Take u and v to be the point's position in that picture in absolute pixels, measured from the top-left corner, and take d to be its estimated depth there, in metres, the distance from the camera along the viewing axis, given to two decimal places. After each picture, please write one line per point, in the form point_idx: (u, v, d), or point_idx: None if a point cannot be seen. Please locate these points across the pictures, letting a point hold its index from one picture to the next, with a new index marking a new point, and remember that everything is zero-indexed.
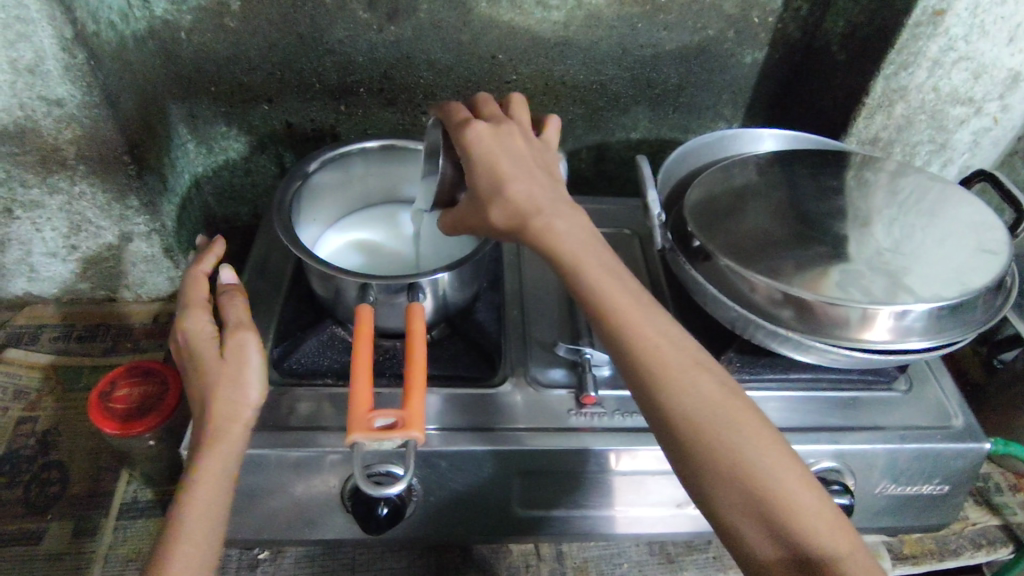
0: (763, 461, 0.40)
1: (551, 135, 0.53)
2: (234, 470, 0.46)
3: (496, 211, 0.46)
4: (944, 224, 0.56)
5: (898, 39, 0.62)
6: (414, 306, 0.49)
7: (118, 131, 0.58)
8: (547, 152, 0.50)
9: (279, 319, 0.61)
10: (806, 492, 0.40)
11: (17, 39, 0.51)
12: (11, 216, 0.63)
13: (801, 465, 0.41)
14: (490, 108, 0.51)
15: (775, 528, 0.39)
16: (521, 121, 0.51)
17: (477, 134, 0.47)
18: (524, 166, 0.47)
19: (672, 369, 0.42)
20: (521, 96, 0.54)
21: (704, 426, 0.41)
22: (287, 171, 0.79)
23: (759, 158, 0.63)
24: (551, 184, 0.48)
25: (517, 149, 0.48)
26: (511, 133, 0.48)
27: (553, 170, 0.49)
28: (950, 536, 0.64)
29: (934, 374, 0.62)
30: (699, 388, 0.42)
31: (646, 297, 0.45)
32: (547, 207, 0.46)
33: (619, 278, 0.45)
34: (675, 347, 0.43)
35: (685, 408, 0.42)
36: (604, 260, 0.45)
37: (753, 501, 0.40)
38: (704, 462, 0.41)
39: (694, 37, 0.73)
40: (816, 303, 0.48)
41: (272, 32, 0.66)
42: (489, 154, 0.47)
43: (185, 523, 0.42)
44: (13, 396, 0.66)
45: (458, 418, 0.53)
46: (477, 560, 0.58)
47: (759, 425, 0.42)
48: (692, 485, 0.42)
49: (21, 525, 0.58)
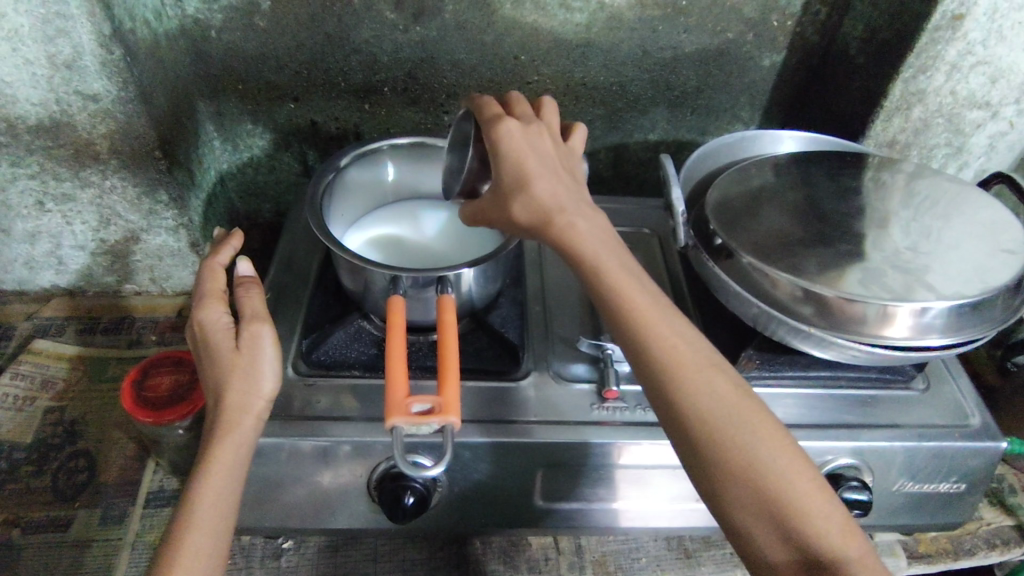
0: (772, 460, 0.41)
1: (575, 142, 0.52)
2: (244, 463, 0.46)
3: (517, 205, 0.46)
4: (963, 225, 0.56)
5: (917, 43, 0.63)
6: (446, 297, 0.50)
7: (151, 128, 0.60)
8: (572, 157, 0.50)
9: (306, 310, 0.62)
10: (815, 493, 0.41)
11: (57, 35, 0.52)
12: (43, 209, 0.65)
13: (808, 465, 0.42)
14: (523, 107, 0.51)
15: (783, 526, 0.40)
16: (549, 123, 0.51)
17: (508, 130, 0.46)
18: (550, 166, 0.47)
19: (686, 368, 0.43)
20: (550, 100, 0.53)
21: (717, 426, 0.42)
22: (311, 169, 0.80)
23: (777, 159, 0.64)
24: (573, 187, 0.47)
25: (545, 149, 0.47)
26: (540, 132, 0.48)
27: (576, 173, 0.49)
28: (964, 536, 0.64)
29: (952, 373, 0.62)
30: (712, 389, 0.43)
31: (664, 298, 0.46)
32: (570, 207, 0.46)
33: (638, 279, 0.45)
34: (692, 348, 0.44)
35: (699, 406, 0.42)
36: (624, 261, 0.46)
37: (762, 499, 0.40)
38: (716, 461, 0.41)
39: (714, 40, 0.74)
40: (836, 299, 0.49)
41: (300, 32, 0.67)
42: (519, 149, 0.46)
43: (198, 508, 0.43)
44: (41, 385, 0.68)
45: (481, 411, 0.54)
46: (497, 551, 0.59)
47: (768, 425, 0.42)
48: (701, 482, 0.42)
49: (50, 512, 0.59)
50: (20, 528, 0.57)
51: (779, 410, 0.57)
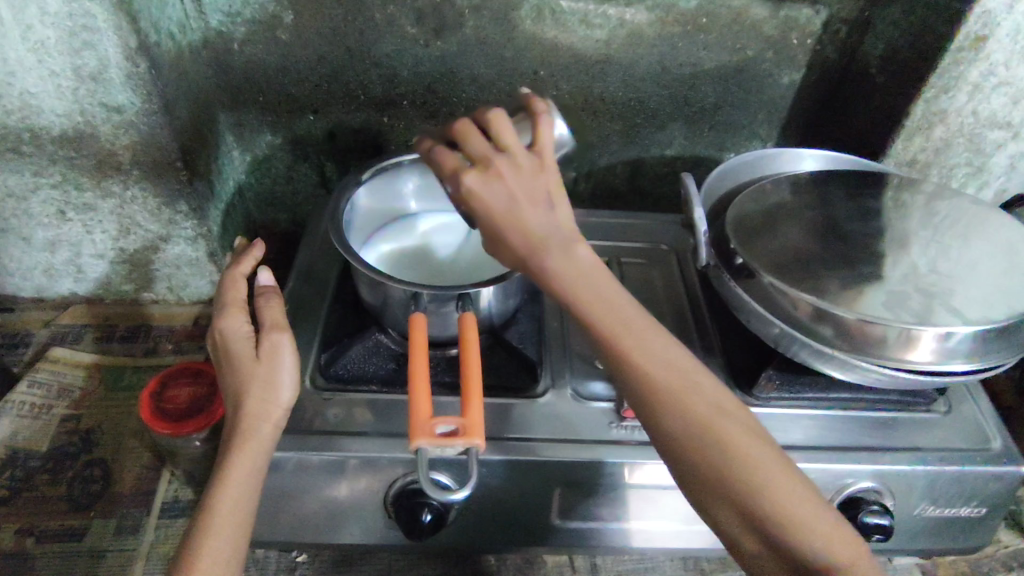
0: (759, 476, 0.38)
1: (545, 141, 0.45)
2: (261, 475, 0.46)
3: (505, 257, 0.44)
4: (984, 247, 0.56)
5: (939, 65, 0.62)
6: (466, 314, 0.50)
7: (173, 139, 0.60)
8: (543, 174, 0.44)
9: (324, 323, 0.62)
10: (808, 509, 0.38)
11: (83, 48, 0.52)
12: (64, 217, 0.65)
13: (803, 481, 0.39)
14: (472, 136, 0.44)
15: (775, 544, 0.37)
16: (506, 142, 0.44)
17: (466, 190, 0.43)
18: (519, 208, 0.43)
19: (660, 387, 0.41)
20: (498, 106, 0.46)
21: (696, 445, 0.40)
22: (328, 180, 0.80)
23: (797, 177, 0.64)
24: (548, 216, 0.43)
25: (510, 193, 0.42)
26: (501, 172, 0.43)
27: (555, 192, 0.44)
28: (983, 560, 0.63)
29: (971, 394, 0.62)
30: (689, 409, 0.40)
31: (643, 317, 0.43)
32: (549, 246, 0.43)
33: (615, 303, 0.43)
34: (670, 366, 0.41)
35: (675, 424, 0.40)
36: (602, 283, 0.43)
37: (750, 517, 0.38)
38: (702, 481, 0.39)
39: (734, 57, 0.73)
40: (857, 322, 0.49)
41: (322, 45, 0.68)
42: (484, 209, 0.43)
43: (215, 518, 0.43)
44: (58, 393, 0.68)
45: (498, 428, 0.54)
46: (511, 567, 0.59)
47: (756, 442, 0.40)
48: (694, 502, 0.41)
49: (65, 521, 0.59)
50: (35, 537, 0.57)
51: (797, 432, 0.56)
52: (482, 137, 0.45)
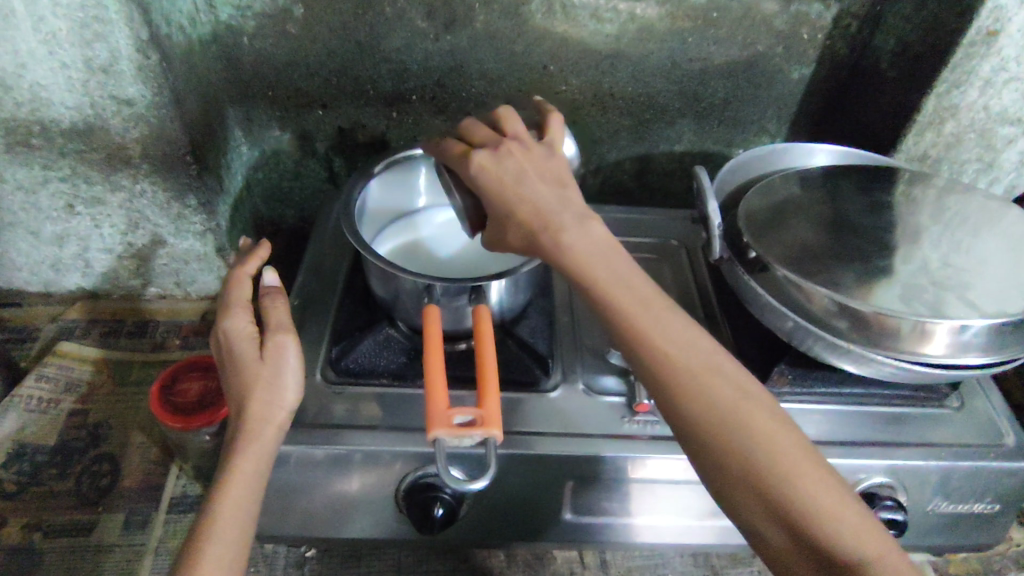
0: (785, 464, 0.38)
1: (553, 135, 0.49)
2: (265, 474, 0.46)
3: (514, 233, 0.44)
4: (996, 242, 0.56)
5: (952, 59, 0.62)
6: (480, 308, 0.50)
7: (183, 132, 0.60)
8: (553, 158, 0.47)
9: (334, 318, 0.62)
10: (835, 501, 0.37)
11: (94, 39, 0.52)
12: (73, 211, 0.65)
13: (829, 471, 0.38)
14: (481, 128, 0.49)
15: (796, 532, 0.37)
16: (515, 132, 0.48)
17: (476, 164, 0.45)
18: (528, 180, 0.44)
19: (681, 372, 0.40)
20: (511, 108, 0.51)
21: (716, 429, 0.39)
22: (336, 176, 0.80)
23: (807, 172, 0.64)
24: (559, 192, 0.45)
25: (519, 166, 0.45)
26: (510, 150, 0.46)
27: (563, 174, 0.46)
28: (995, 556, 0.63)
29: (984, 390, 0.62)
30: (711, 393, 0.40)
31: (663, 301, 0.43)
32: (563, 220, 0.43)
33: (632, 284, 0.43)
34: (692, 352, 0.41)
35: (693, 410, 0.40)
36: (620, 266, 0.43)
37: (772, 504, 0.37)
38: (723, 467, 0.39)
39: (744, 52, 0.73)
40: (872, 315, 0.48)
41: (331, 40, 0.68)
42: (495, 180, 0.45)
43: (217, 517, 0.42)
44: (65, 388, 0.68)
45: (510, 422, 0.53)
46: (523, 563, 0.59)
47: (780, 429, 0.39)
48: (717, 494, 0.40)
49: (73, 515, 0.58)
50: (42, 531, 0.57)
51: (809, 427, 0.56)
52: (492, 129, 0.49)
